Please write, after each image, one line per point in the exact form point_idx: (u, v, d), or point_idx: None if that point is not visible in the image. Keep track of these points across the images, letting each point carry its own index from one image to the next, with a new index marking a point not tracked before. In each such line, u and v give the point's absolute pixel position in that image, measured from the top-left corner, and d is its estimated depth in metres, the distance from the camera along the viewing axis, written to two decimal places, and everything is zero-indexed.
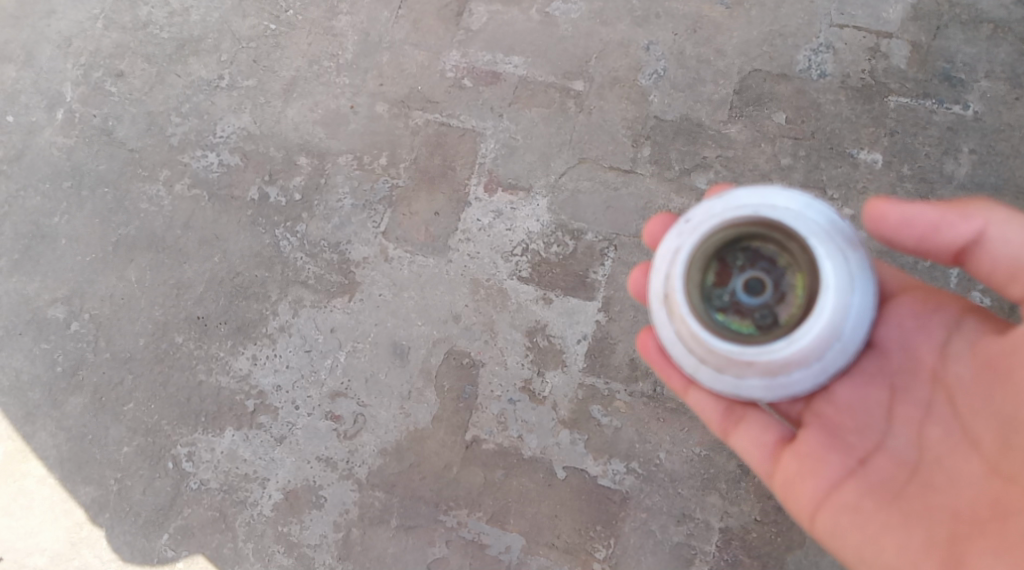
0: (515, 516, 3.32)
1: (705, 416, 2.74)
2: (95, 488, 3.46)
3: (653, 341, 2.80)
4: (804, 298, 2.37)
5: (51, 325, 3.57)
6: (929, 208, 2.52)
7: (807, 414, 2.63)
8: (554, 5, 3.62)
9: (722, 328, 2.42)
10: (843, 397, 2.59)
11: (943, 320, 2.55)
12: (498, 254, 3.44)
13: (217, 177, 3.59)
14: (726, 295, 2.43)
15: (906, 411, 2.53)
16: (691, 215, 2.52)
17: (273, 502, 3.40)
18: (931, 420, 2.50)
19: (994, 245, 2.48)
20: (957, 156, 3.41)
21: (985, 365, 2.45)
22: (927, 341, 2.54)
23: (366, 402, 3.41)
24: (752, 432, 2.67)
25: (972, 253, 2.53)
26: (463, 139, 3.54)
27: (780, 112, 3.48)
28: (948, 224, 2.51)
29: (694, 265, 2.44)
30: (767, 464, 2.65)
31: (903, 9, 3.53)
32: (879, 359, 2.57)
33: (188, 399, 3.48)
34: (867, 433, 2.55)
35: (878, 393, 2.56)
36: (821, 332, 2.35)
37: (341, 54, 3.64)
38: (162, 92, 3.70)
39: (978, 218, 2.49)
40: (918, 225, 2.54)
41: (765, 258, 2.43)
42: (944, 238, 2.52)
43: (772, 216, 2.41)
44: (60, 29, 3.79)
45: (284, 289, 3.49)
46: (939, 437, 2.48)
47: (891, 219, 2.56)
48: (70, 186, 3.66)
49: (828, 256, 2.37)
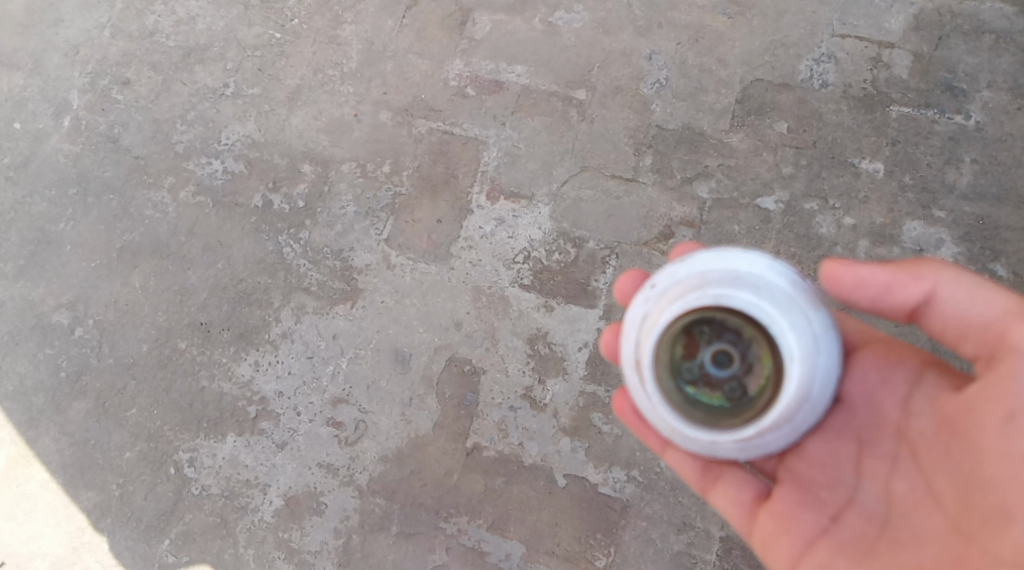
0: (515, 524, 3.33)
1: (684, 474, 2.72)
2: (97, 493, 3.48)
3: (627, 403, 2.76)
4: (772, 369, 2.35)
5: (56, 331, 3.59)
6: (881, 270, 2.52)
7: (781, 470, 2.63)
8: (558, 14, 3.63)
9: (692, 402, 2.41)
10: (814, 453, 2.58)
11: (906, 375, 2.54)
12: (500, 261, 3.46)
13: (221, 184, 3.62)
14: (695, 367, 2.40)
15: (873, 467, 2.52)
16: (657, 280, 2.50)
17: (274, 507, 3.41)
18: (897, 475, 2.49)
19: (945, 304, 2.48)
20: (959, 166, 3.42)
21: (945, 421, 2.44)
22: (892, 397, 2.53)
23: (368, 408, 3.42)
24: (729, 489, 2.66)
25: (925, 313, 2.52)
26: (466, 147, 3.56)
27: (781, 122, 3.49)
28: (898, 285, 2.51)
29: (662, 344, 2.41)
30: (747, 520, 2.65)
31: (905, 20, 3.54)
32: (846, 415, 2.56)
33: (191, 405, 3.49)
34: (837, 490, 2.54)
35: (846, 449, 2.55)
36: (789, 403, 2.32)
37: (346, 63, 3.67)
38: (168, 100, 3.72)
39: (927, 279, 2.49)
40: (871, 285, 2.53)
41: (731, 330, 2.38)
42: (897, 299, 2.52)
43: (734, 302, 2.33)
44: (68, 37, 3.82)
45: (287, 296, 3.51)
46: (904, 492, 2.47)
47: (845, 282, 2.56)
48: (76, 192, 3.68)
49: (791, 327, 2.33)
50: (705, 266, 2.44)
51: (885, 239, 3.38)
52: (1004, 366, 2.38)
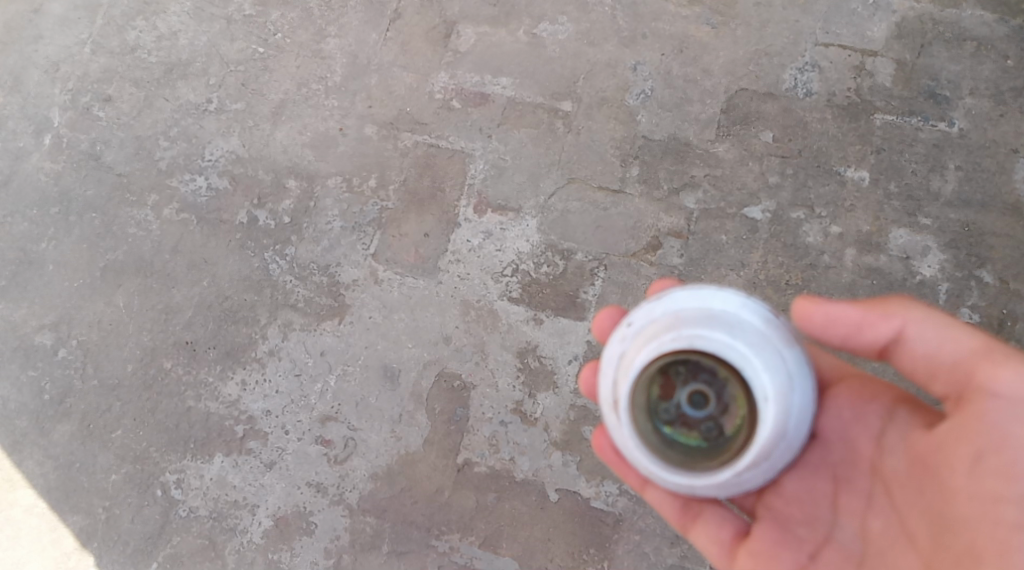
0: (508, 540, 3.29)
1: (664, 512, 2.68)
2: (82, 517, 3.41)
3: (606, 441, 2.69)
4: (747, 410, 2.31)
5: (39, 353, 3.54)
6: (851, 308, 2.47)
7: (760, 507, 2.60)
8: (542, 26, 3.63)
9: (670, 443, 2.37)
10: (791, 489, 2.56)
11: (879, 412, 2.51)
12: (489, 275, 3.43)
13: (206, 201, 3.58)
14: (671, 409, 2.37)
15: (850, 504, 2.50)
16: (633, 318, 2.45)
17: (263, 529, 3.36)
18: (873, 512, 2.47)
19: (914, 343, 2.44)
20: (944, 173, 3.43)
21: (916, 460, 2.42)
22: (866, 433, 2.51)
23: (357, 425, 3.38)
24: (710, 527, 2.62)
25: (894, 351, 2.48)
26: (452, 160, 3.54)
27: (767, 131, 3.49)
28: (869, 324, 2.46)
29: (637, 387, 2.37)
30: (727, 559, 2.61)
31: (887, 28, 3.56)
32: (822, 451, 2.54)
33: (177, 425, 3.44)
34: (815, 527, 2.52)
35: (823, 485, 2.53)
36: (765, 443, 2.29)
37: (330, 77, 3.65)
38: (151, 116, 3.69)
39: (895, 318, 2.45)
40: (842, 323, 2.48)
41: (706, 370, 2.35)
42: (866, 338, 2.48)
43: (707, 344, 2.29)
44: (48, 54, 3.78)
45: (274, 313, 3.47)
46: (879, 530, 2.45)
47: (816, 321, 2.50)
48: (58, 211, 3.64)
49: (765, 367, 2.29)
50: (680, 304, 2.39)
51: (872, 246, 3.38)
52: (972, 405, 2.36)
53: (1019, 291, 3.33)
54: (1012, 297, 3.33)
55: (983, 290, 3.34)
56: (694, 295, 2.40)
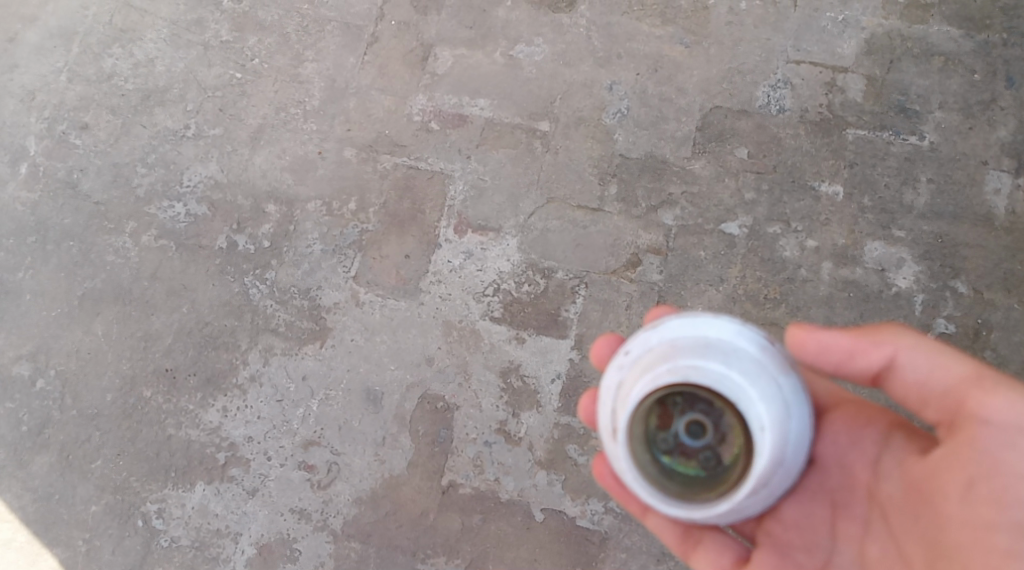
0: (494, 561, 3.27)
1: (665, 539, 2.69)
2: (62, 550, 3.36)
3: (608, 469, 2.68)
4: (744, 440, 2.33)
5: (16, 384, 3.50)
6: (842, 336, 2.50)
7: (760, 533, 2.61)
8: (518, 47, 3.66)
9: (668, 473, 2.38)
10: (790, 515, 2.57)
11: (874, 437, 2.53)
12: (470, 295, 3.44)
13: (184, 227, 3.57)
14: (669, 438, 2.39)
15: (848, 529, 2.51)
16: (629, 346, 2.46)
17: (246, 557, 3.33)
18: (870, 538, 2.48)
19: (905, 370, 2.46)
20: (916, 186, 3.48)
21: (911, 485, 2.43)
22: (862, 458, 2.52)
23: (341, 450, 3.36)
24: (711, 553, 2.63)
25: (887, 378, 2.50)
26: (431, 182, 3.55)
27: (742, 147, 3.53)
28: (860, 351, 2.49)
29: (635, 417, 2.38)
30: None
31: (857, 44, 3.62)
32: (819, 477, 2.55)
33: (158, 454, 3.41)
34: (814, 552, 2.53)
35: (821, 512, 2.55)
36: (762, 474, 2.29)
37: (308, 101, 3.65)
38: (128, 143, 3.67)
39: (887, 345, 2.47)
40: (834, 350, 2.51)
41: (703, 400, 2.37)
42: (859, 365, 2.50)
43: (703, 377, 2.29)
44: (23, 83, 3.76)
45: (254, 338, 3.45)
46: (877, 556, 2.46)
47: (809, 349, 2.53)
48: (34, 240, 3.60)
49: (761, 398, 2.29)
50: (676, 333, 2.40)
51: (848, 260, 3.42)
52: (965, 431, 2.37)
53: (993, 300, 3.38)
54: (986, 307, 3.38)
55: (957, 301, 3.38)
56: (689, 323, 2.41)
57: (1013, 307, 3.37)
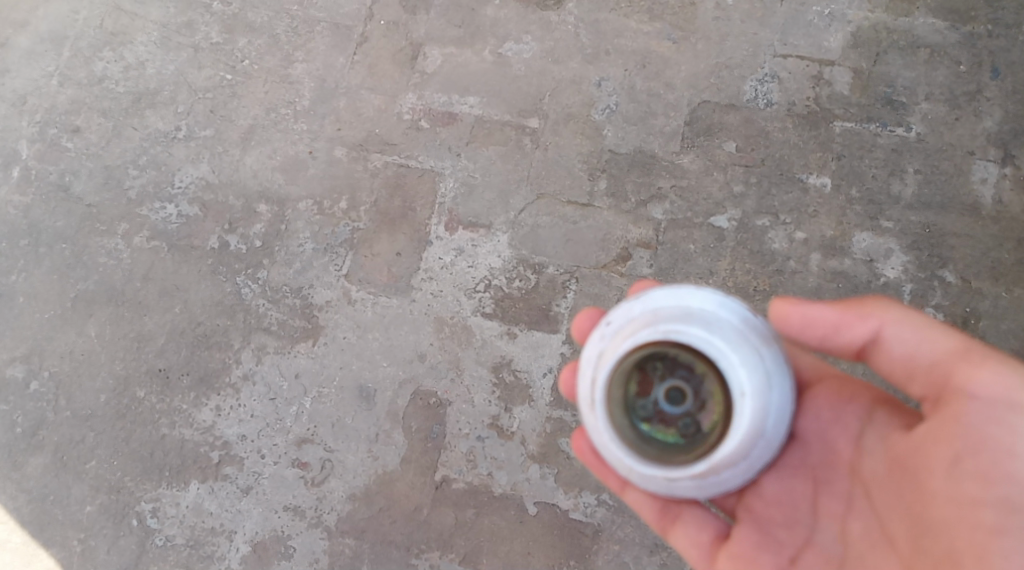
0: (488, 555, 3.31)
1: (645, 515, 2.72)
2: (58, 550, 3.39)
3: (586, 443, 2.71)
4: (724, 406, 2.35)
5: (10, 386, 3.52)
6: (828, 309, 2.53)
7: (741, 508, 2.64)
8: (507, 45, 3.67)
9: (647, 439, 2.40)
10: (771, 491, 2.60)
11: (858, 412, 2.56)
12: (461, 291, 3.47)
13: (176, 228, 3.59)
14: (649, 405, 2.41)
15: (830, 506, 2.54)
16: (611, 317, 2.49)
17: (241, 554, 3.36)
18: (852, 514, 2.51)
19: (891, 344, 2.49)
20: (903, 177, 3.51)
21: (895, 461, 2.46)
22: (845, 434, 2.55)
23: (334, 447, 3.39)
24: (690, 530, 2.66)
25: (871, 353, 2.53)
26: (422, 180, 3.57)
27: (730, 141, 3.56)
28: (846, 325, 2.52)
29: (614, 382, 2.40)
30: (708, 561, 2.65)
31: (843, 38, 3.64)
32: (802, 452, 2.58)
33: (152, 454, 3.43)
34: (796, 529, 2.56)
35: (803, 487, 2.58)
36: (741, 439, 2.32)
37: (298, 101, 3.67)
38: (119, 146, 3.68)
39: (873, 318, 2.50)
40: (819, 324, 2.54)
41: (683, 366, 2.40)
42: (845, 339, 2.53)
43: (682, 338, 2.33)
44: (15, 87, 3.77)
45: (247, 337, 3.48)
46: (859, 532, 2.49)
47: (794, 322, 2.55)
48: (27, 243, 3.62)
49: (742, 364, 2.32)
50: (658, 303, 2.43)
51: (836, 251, 3.45)
52: (950, 407, 2.40)
53: (981, 289, 3.42)
54: (974, 296, 3.41)
55: (945, 290, 3.41)
56: (671, 294, 2.44)
57: (1001, 295, 3.41)
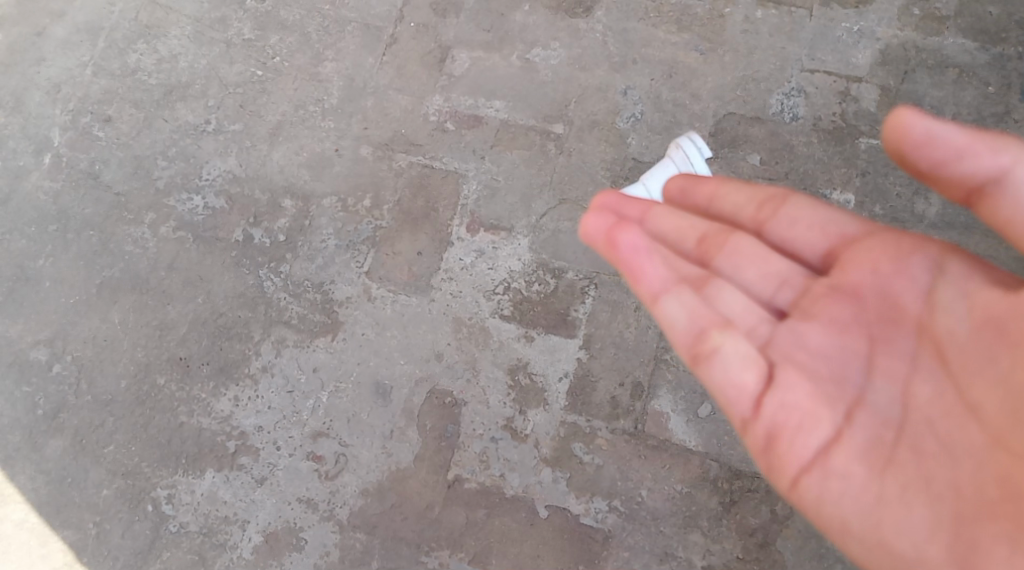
0: (497, 556, 3.32)
1: (674, 329, 2.51)
2: (73, 532, 3.43)
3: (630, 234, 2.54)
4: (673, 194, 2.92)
5: (33, 368, 3.57)
6: (959, 132, 2.37)
7: (779, 337, 2.52)
8: (534, 51, 3.70)
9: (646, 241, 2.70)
10: (816, 342, 2.51)
11: (924, 263, 2.50)
12: (480, 293, 3.49)
13: (202, 219, 3.64)
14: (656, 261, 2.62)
15: (888, 365, 2.47)
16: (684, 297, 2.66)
17: (253, 544, 3.39)
18: (918, 377, 2.45)
19: (1016, 183, 2.34)
20: (928, 196, 3.50)
21: (987, 327, 2.38)
22: (909, 287, 2.50)
23: (348, 441, 3.43)
24: (730, 364, 2.45)
25: (985, 193, 2.38)
26: (446, 181, 3.60)
27: (754, 154, 3.56)
28: (974, 151, 2.36)
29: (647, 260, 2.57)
30: (750, 400, 2.46)
31: (871, 54, 3.64)
32: (854, 304, 2.53)
33: (169, 441, 3.48)
34: (847, 387, 2.47)
35: (857, 344, 2.51)
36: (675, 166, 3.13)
37: (326, 99, 3.71)
38: (149, 137, 3.74)
39: (1007, 154, 2.34)
40: (943, 144, 2.38)
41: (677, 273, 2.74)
42: (963, 168, 2.38)
43: None
44: (49, 75, 3.83)
45: (267, 330, 3.52)
46: (926, 396, 2.43)
47: (918, 137, 2.39)
48: (56, 229, 3.68)
49: None
50: None
51: None
52: None
53: None
54: None
55: None
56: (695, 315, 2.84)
57: None
